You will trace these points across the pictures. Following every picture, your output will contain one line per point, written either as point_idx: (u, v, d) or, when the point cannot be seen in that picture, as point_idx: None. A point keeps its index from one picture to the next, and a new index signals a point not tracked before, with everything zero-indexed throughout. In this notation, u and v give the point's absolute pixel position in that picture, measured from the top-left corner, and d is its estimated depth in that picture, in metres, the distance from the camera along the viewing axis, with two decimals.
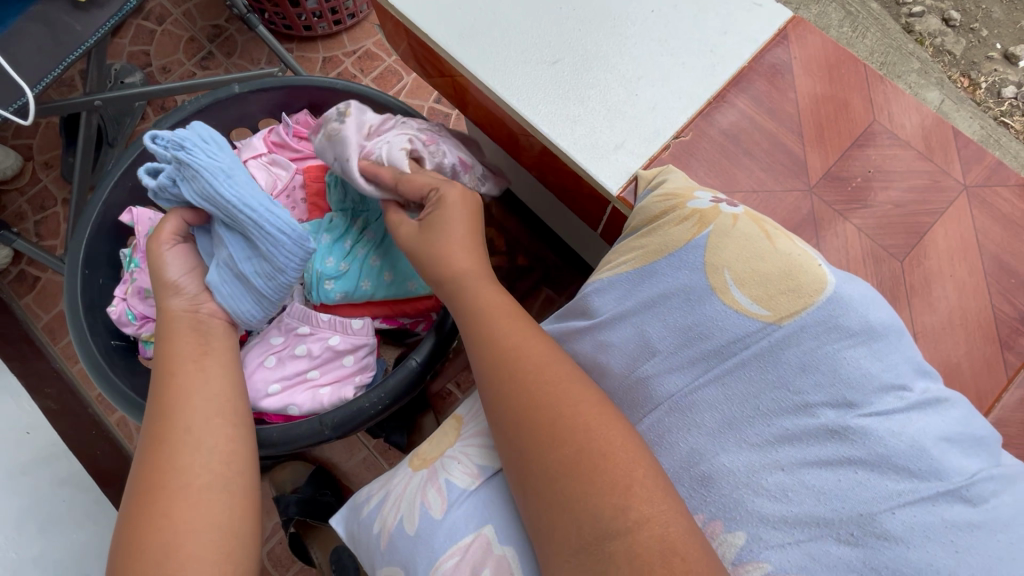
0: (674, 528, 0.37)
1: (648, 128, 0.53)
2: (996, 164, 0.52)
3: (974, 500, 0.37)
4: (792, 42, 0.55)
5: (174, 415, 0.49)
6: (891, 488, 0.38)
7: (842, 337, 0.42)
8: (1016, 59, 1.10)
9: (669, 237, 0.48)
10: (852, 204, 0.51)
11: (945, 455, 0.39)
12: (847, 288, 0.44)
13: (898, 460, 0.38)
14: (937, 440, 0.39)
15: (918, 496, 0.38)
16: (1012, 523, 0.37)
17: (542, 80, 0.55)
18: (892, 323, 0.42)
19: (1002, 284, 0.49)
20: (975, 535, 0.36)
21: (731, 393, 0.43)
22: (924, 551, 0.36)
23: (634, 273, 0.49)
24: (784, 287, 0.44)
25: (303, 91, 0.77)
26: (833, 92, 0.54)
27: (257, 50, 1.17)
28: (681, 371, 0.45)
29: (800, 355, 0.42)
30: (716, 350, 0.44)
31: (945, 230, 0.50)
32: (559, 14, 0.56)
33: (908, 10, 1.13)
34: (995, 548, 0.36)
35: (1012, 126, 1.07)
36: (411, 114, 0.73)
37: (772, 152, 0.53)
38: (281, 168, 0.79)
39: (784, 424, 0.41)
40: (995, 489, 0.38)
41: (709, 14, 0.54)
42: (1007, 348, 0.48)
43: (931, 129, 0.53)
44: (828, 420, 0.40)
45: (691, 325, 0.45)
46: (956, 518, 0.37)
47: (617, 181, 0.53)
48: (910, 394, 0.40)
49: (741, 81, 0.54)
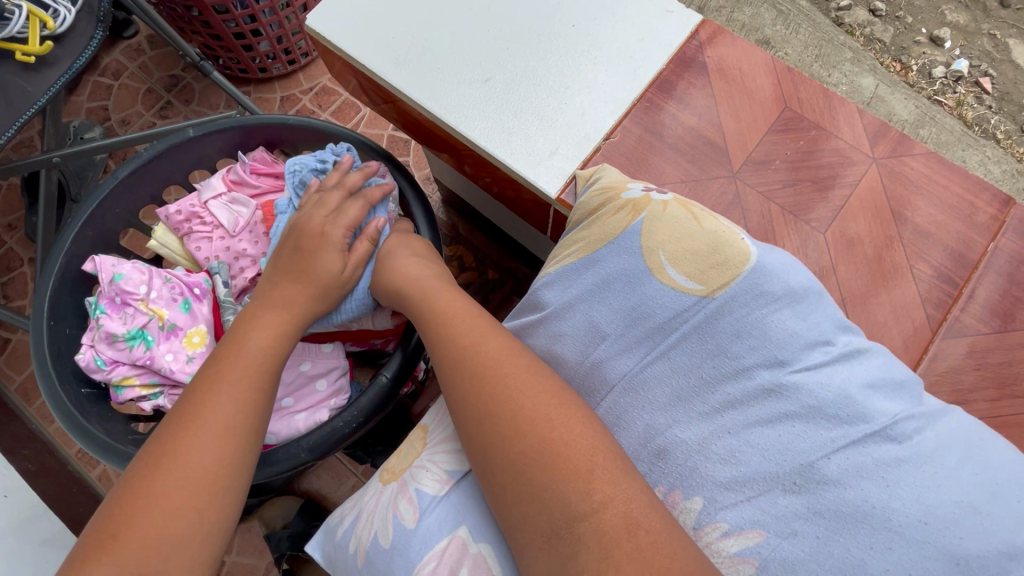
0: (637, 505, 0.40)
1: (579, 132, 0.57)
2: (899, 136, 0.56)
3: (898, 438, 0.41)
4: (705, 44, 0.59)
5: (198, 447, 0.45)
6: (825, 437, 0.41)
7: (767, 302, 0.45)
8: (941, 41, 1.17)
9: (607, 226, 0.51)
10: (775, 186, 0.55)
11: (869, 400, 0.42)
12: (771, 260, 0.47)
13: (828, 409, 0.42)
14: (861, 387, 0.42)
15: (849, 439, 0.41)
16: (934, 454, 0.40)
17: (475, 98, 0.58)
18: (811, 286, 0.46)
19: (917, 245, 0.53)
20: (903, 468, 0.39)
21: (676, 366, 0.46)
22: (858, 489, 0.39)
23: (579, 263, 0.51)
24: (712, 262, 0.47)
25: (259, 130, 0.78)
26: (748, 84, 0.58)
27: (215, 95, 1.20)
28: (630, 352, 0.47)
29: (733, 323, 0.45)
30: (659, 326, 0.47)
31: (860, 201, 0.54)
32: (486, 36, 0.59)
33: (836, 5, 1.20)
34: (921, 476, 0.39)
35: (945, 103, 1.14)
36: (366, 146, 0.76)
37: (695, 145, 0.57)
38: (241, 205, 0.81)
39: (727, 390, 0.44)
40: (917, 427, 0.41)
41: (624, 24, 0.59)
42: (927, 303, 0.52)
43: (838, 109, 0.57)
44: (764, 380, 0.43)
45: (633, 306, 0.48)
46: (884, 456, 0.40)
47: (555, 184, 0.56)
48: (833, 347, 0.44)
49: (661, 82, 0.58)
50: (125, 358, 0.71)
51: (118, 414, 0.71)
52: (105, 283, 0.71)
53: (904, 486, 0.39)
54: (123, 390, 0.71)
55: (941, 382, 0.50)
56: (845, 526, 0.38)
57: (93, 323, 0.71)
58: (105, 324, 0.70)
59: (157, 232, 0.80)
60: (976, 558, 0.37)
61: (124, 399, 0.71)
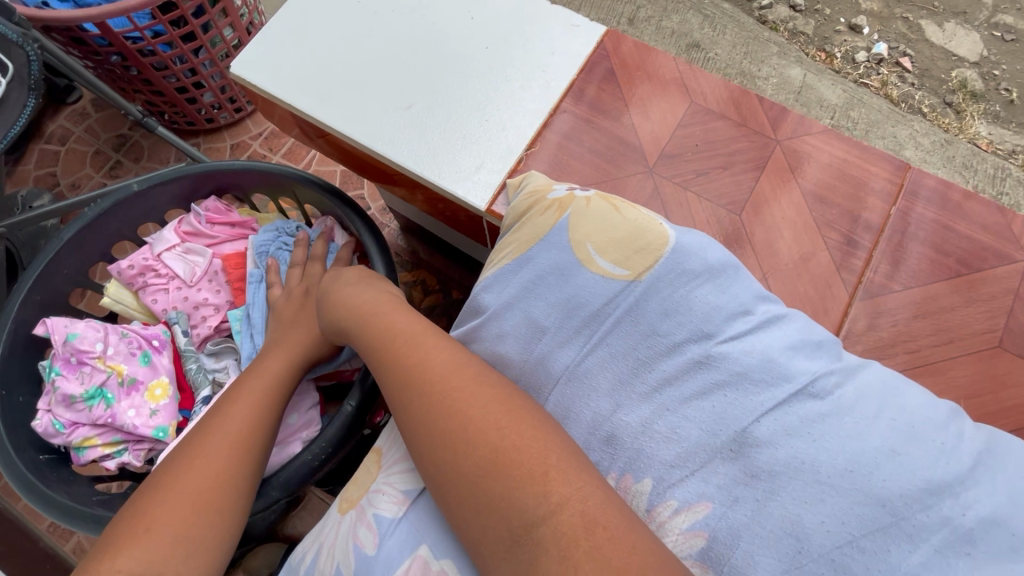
0: (593, 501, 0.40)
1: (502, 146, 0.59)
2: (799, 118, 0.60)
3: (821, 394, 0.43)
4: (611, 52, 0.63)
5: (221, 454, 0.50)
6: (755, 402, 0.43)
7: (689, 280, 0.48)
8: (859, 28, 1.25)
9: (538, 226, 0.53)
10: (691, 176, 0.58)
11: (790, 361, 0.44)
12: (684, 241, 0.50)
13: (754, 374, 0.44)
14: (782, 350, 0.45)
15: (776, 400, 0.43)
16: (854, 406, 0.42)
17: (400, 124, 0.60)
18: (727, 260, 0.49)
19: (826, 216, 0.57)
20: (827, 420, 0.42)
21: (614, 352, 0.48)
22: (789, 448, 0.41)
23: (514, 263, 0.53)
24: (636, 247, 0.50)
25: (210, 177, 0.79)
26: (656, 85, 0.62)
27: (165, 150, 1.21)
28: (570, 344, 0.49)
29: (661, 303, 0.48)
30: (593, 315, 0.49)
31: (769, 181, 0.58)
32: (405, 65, 0.62)
33: (757, 5, 1.28)
34: (846, 427, 0.41)
35: (870, 85, 1.22)
36: (318, 184, 0.77)
37: (612, 147, 0.60)
38: (197, 254, 0.81)
39: (663, 369, 0.46)
40: (837, 382, 0.44)
41: (533, 41, 0.62)
42: (841, 269, 0.55)
43: (740, 99, 0.61)
44: (695, 354, 0.45)
45: (569, 298, 0.50)
46: (809, 413, 0.42)
47: (484, 197, 0.58)
48: (753, 316, 0.47)
49: (573, 91, 0.61)
50: (84, 418, 0.70)
51: (80, 476, 0.70)
52: (58, 344, 0.70)
53: (830, 437, 0.41)
54: (84, 452, 0.70)
55: (864, 341, 0.53)
56: (780, 484, 0.40)
57: (48, 387, 0.70)
58: (61, 386, 0.69)
59: (110, 289, 0.80)
60: (905, 496, 0.38)
61: (86, 461, 0.70)
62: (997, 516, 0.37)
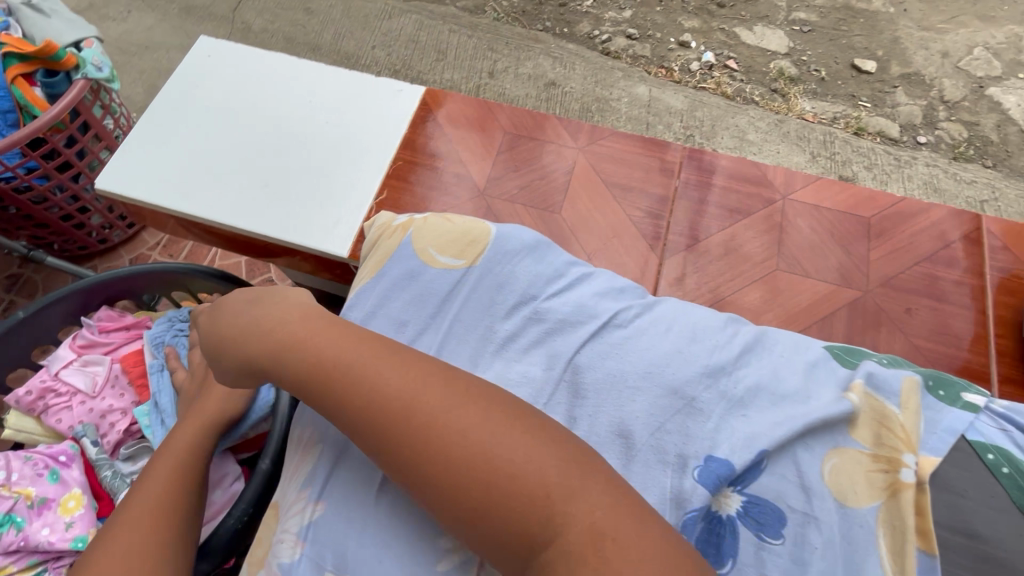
0: (601, 511, 0.39)
1: (349, 199, 0.69)
2: (593, 128, 0.74)
3: (621, 323, 0.54)
4: (433, 108, 0.75)
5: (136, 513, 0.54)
6: (574, 337, 0.54)
7: (512, 257, 0.58)
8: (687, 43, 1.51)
9: (388, 246, 0.60)
10: (516, 191, 0.70)
11: (597, 302, 0.56)
12: (506, 231, 0.60)
13: (571, 318, 0.55)
14: (591, 295, 0.56)
15: (592, 335, 0.54)
16: (649, 327, 0.53)
17: (254, 198, 0.69)
18: (540, 238, 0.60)
19: (627, 199, 0.69)
20: (630, 339, 0.53)
21: (463, 323, 0.56)
22: (604, 367, 0.52)
23: (371, 279, 0.58)
24: (467, 241, 0.60)
25: (97, 290, 0.83)
26: (475, 126, 0.75)
27: (59, 278, 1.21)
28: (430, 329, 0.56)
29: (492, 279, 0.57)
30: (441, 298, 0.57)
31: (579, 181, 0.70)
32: (250, 149, 0.71)
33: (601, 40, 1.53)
34: (646, 342, 0.53)
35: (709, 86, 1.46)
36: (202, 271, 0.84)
37: (447, 182, 0.71)
38: (95, 363, 0.84)
39: (505, 328, 0.55)
40: (637, 312, 0.55)
41: (359, 109, 0.74)
42: (647, 238, 0.67)
43: (545, 123, 0.74)
44: (527, 311, 0.56)
45: (419, 293, 0.57)
46: (614, 337, 0.53)
47: (342, 245, 0.66)
48: (566, 276, 0.58)
49: (407, 142, 0.73)
50: None
51: None
52: None
53: (635, 350, 0.52)
54: None
55: (675, 289, 0.64)
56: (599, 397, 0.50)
57: None
58: None
59: (11, 419, 0.81)
60: (694, 380, 0.50)
61: None
62: (766, 378, 0.49)
